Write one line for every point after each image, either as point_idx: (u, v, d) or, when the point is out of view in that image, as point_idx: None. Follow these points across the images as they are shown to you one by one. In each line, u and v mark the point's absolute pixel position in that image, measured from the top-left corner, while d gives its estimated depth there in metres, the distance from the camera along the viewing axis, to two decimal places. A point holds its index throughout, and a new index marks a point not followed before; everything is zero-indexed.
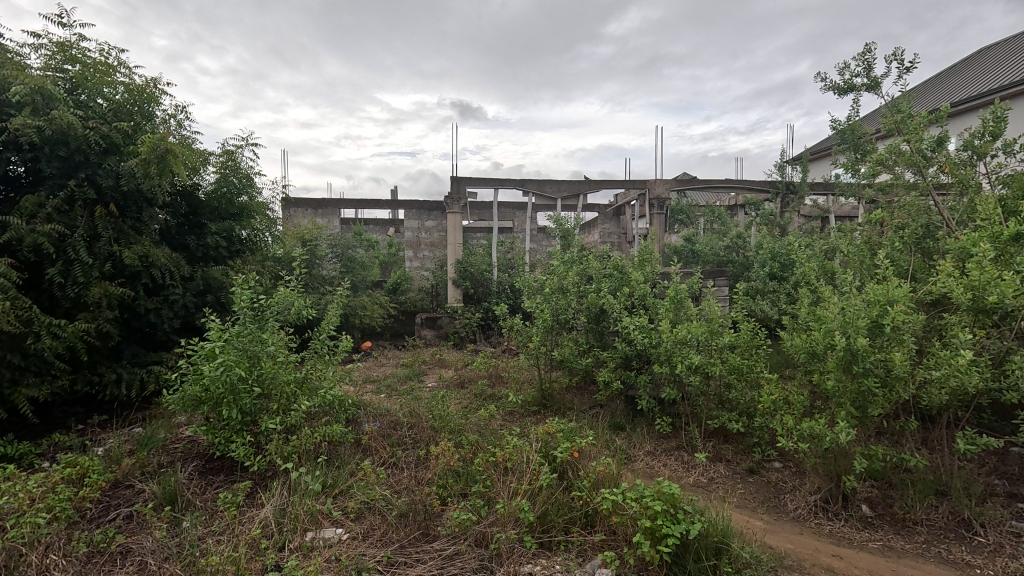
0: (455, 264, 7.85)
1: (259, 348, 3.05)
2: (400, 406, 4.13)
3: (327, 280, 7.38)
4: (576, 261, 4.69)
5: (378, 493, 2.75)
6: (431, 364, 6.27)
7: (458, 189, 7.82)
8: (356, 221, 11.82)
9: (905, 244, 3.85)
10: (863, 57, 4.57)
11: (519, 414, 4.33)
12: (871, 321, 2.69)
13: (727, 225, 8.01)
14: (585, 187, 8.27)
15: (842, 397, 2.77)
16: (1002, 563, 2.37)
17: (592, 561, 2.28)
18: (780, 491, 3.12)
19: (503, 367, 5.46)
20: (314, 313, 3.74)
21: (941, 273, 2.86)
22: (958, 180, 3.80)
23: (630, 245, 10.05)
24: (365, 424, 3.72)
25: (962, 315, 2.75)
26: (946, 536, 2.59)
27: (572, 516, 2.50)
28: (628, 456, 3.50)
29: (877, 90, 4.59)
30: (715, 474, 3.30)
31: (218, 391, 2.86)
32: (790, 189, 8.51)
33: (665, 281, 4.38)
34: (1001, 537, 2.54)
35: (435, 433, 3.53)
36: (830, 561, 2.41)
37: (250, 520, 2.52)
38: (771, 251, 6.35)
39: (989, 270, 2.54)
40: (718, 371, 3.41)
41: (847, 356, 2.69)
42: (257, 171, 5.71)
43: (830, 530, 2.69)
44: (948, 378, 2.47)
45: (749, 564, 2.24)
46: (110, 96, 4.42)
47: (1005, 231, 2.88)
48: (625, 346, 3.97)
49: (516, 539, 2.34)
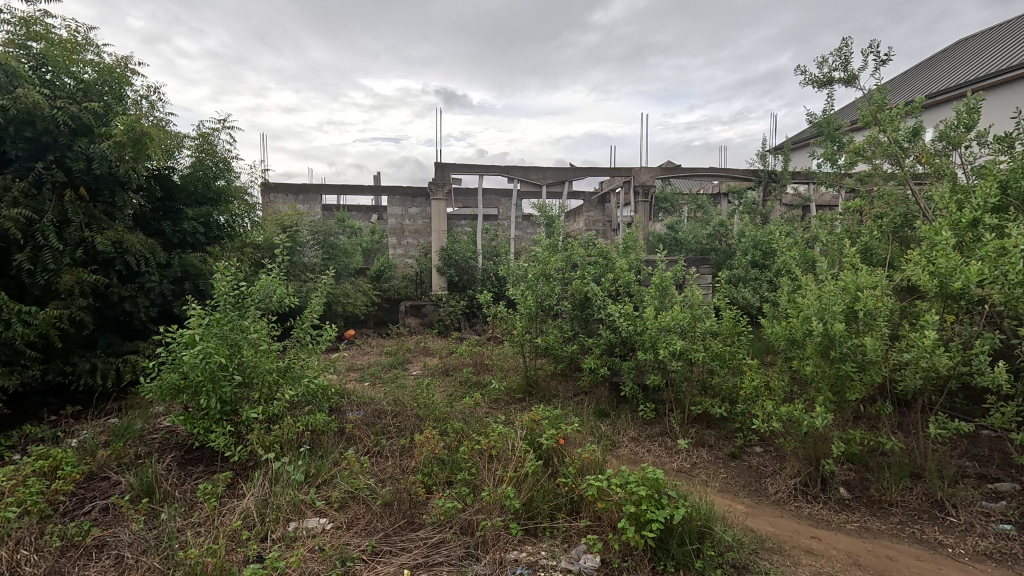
0: (440, 252, 7.73)
1: (239, 337, 2.99)
2: (385, 394, 4.09)
3: (309, 267, 7.26)
4: (561, 248, 4.69)
5: (363, 482, 2.72)
6: (415, 353, 6.23)
7: (441, 174, 7.70)
8: (339, 208, 11.66)
9: (883, 233, 3.93)
10: (841, 51, 4.58)
11: (503, 401, 4.35)
12: (846, 307, 2.76)
13: (710, 214, 8.08)
14: (570, 174, 8.24)
15: (821, 381, 2.82)
16: (972, 542, 2.44)
17: (577, 546, 2.28)
18: (761, 474, 3.17)
19: (488, 355, 5.46)
20: (295, 301, 3.66)
21: (912, 261, 2.91)
22: (934, 169, 3.87)
23: (615, 232, 10.20)
24: (349, 413, 3.69)
25: (932, 302, 2.78)
26: (920, 517, 2.66)
27: (558, 502, 2.52)
28: (613, 442, 3.53)
29: (854, 84, 4.61)
30: (697, 459, 3.35)
31: (198, 378, 2.80)
32: (772, 178, 8.55)
33: (649, 269, 4.41)
34: (972, 516, 2.61)
35: (420, 421, 3.51)
36: (809, 543, 2.46)
37: (231, 511, 2.49)
38: (753, 240, 6.43)
39: (953, 257, 2.59)
40: (702, 357, 3.43)
41: (824, 341, 2.74)
42: (235, 155, 5.55)
43: (809, 512, 2.75)
44: (919, 361, 2.52)
45: (731, 547, 2.27)
46: (79, 75, 4.25)
47: (964, 218, 2.92)
48: (609, 333, 4.01)
49: (502, 526, 2.35)
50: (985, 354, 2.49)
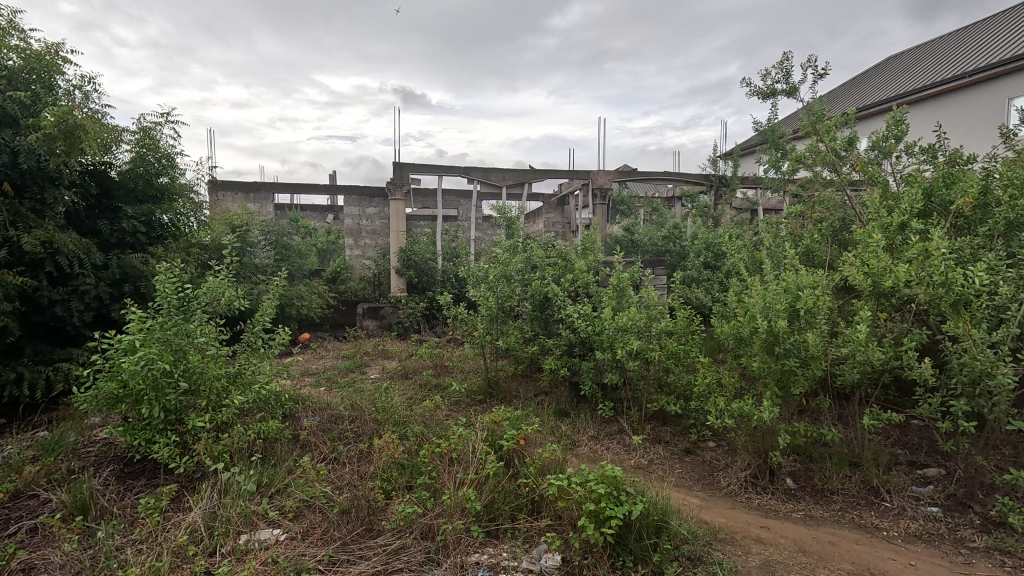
0: (398, 253, 7.62)
1: (184, 341, 2.83)
2: (342, 399, 3.99)
3: (261, 268, 7.00)
4: (521, 249, 4.71)
5: (319, 490, 2.64)
6: (373, 355, 6.11)
7: (399, 174, 7.59)
8: (292, 207, 11.29)
9: (823, 236, 4.17)
10: (782, 64, 4.82)
11: (464, 403, 4.33)
12: (789, 306, 2.91)
13: (665, 216, 8.32)
14: (529, 176, 8.29)
15: (767, 377, 2.95)
16: (904, 525, 2.62)
17: (539, 546, 2.29)
18: (714, 468, 3.29)
19: (448, 357, 5.42)
20: (245, 304, 3.52)
21: (848, 263, 3.09)
22: (868, 177, 4.13)
23: (574, 234, 10.34)
24: (304, 419, 3.57)
25: (866, 300, 2.96)
26: (858, 503, 2.83)
27: (519, 503, 2.52)
28: (573, 442, 3.57)
29: (795, 95, 4.86)
30: (654, 455, 3.44)
31: (138, 386, 2.64)
32: (722, 182, 8.90)
33: (607, 270, 4.50)
34: (904, 501, 2.80)
35: (379, 425, 3.45)
36: (759, 533, 2.57)
37: (176, 526, 2.36)
38: (705, 242, 6.67)
39: (883, 258, 2.78)
40: (657, 355, 3.53)
41: (770, 338, 2.88)
42: (179, 150, 5.28)
43: (759, 503, 2.88)
44: (855, 355, 2.69)
45: (686, 540, 2.34)
46: (2, 62, 3.95)
47: (893, 221, 3.13)
48: (569, 333, 4.06)
49: (463, 529, 2.33)
50: (914, 349, 2.67)
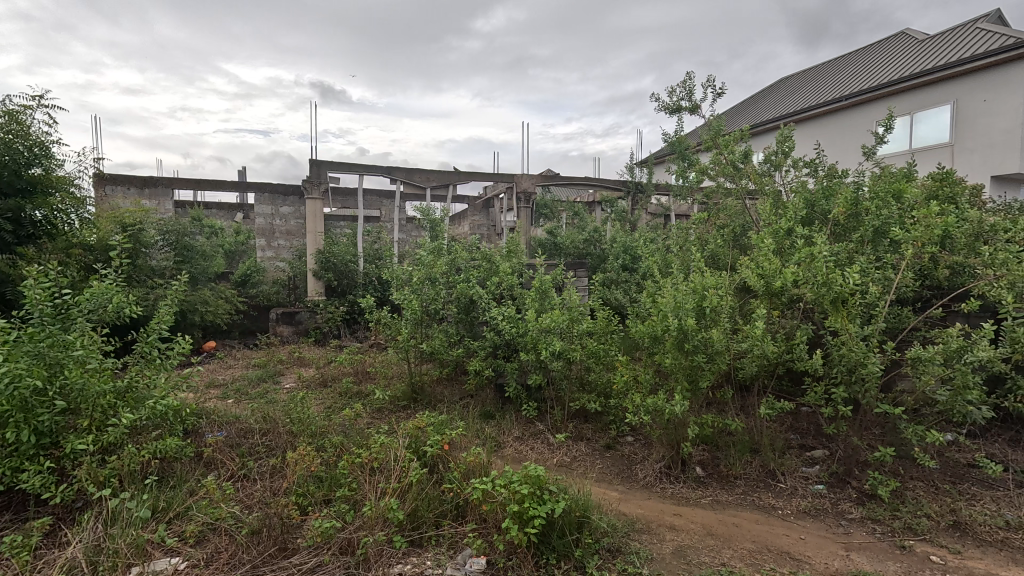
0: (316, 254, 7.27)
1: (60, 355, 2.50)
2: (252, 411, 3.72)
3: (157, 271, 6.38)
4: (445, 251, 4.67)
5: (225, 511, 2.44)
6: (289, 363, 5.78)
7: (316, 172, 7.24)
8: (195, 205, 10.42)
9: (725, 241, 4.52)
10: (685, 83, 5.17)
11: (387, 410, 4.21)
12: (696, 305, 3.12)
13: (586, 220, 8.62)
14: (453, 178, 8.25)
15: (679, 372, 3.14)
16: (796, 503, 2.89)
17: (463, 551, 2.27)
18: (632, 462, 3.44)
19: (370, 362, 5.24)
20: (138, 311, 3.18)
21: (747, 265, 3.37)
22: (762, 187, 4.53)
23: (499, 236, 10.43)
24: (208, 435, 3.29)
25: (761, 299, 3.24)
26: (758, 486, 3.08)
27: (443, 509, 2.49)
28: (498, 443, 3.59)
29: (697, 113, 5.23)
30: (576, 453, 3.54)
31: (2, 408, 2.30)
32: (638, 190, 9.38)
33: (530, 273, 4.57)
34: (795, 481, 3.09)
35: (294, 437, 3.26)
36: (672, 520, 2.72)
37: (50, 565, 2.08)
38: (623, 245, 6.99)
39: (775, 261, 3.06)
40: (579, 355, 3.64)
41: (680, 335, 3.07)
42: (55, 139, 4.69)
43: (672, 492, 3.05)
44: (754, 349, 2.93)
45: (606, 533, 2.43)
46: None
47: (783, 228, 3.46)
48: (494, 335, 4.08)
49: (384, 540, 2.26)
50: (802, 343, 2.95)
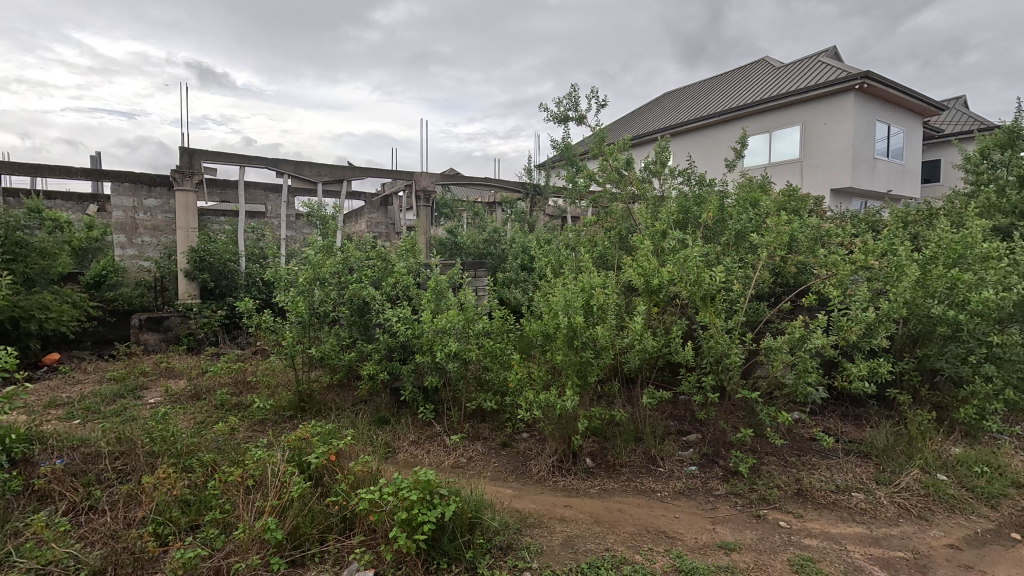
0: (188, 253, 6.54)
1: None
2: (103, 431, 3.25)
3: None
4: (336, 251, 4.43)
5: (60, 551, 2.10)
6: (153, 375, 5.13)
7: (188, 161, 6.53)
8: (32, 194, 8.90)
9: (613, 243, 4.79)
10: (572, 94, 5.40)
11: (269, 421, 3.90)
12: (584, 303, 3.27)
13: (486, 220, 8.68)
14: (347, 174, 7.87)
15: (569, 368, 3.26)
16: (673, 484, 3.14)
17: (349, 566, 2.17)
18: (526, 457, 3.51)
19: (252, 370, 4.83)
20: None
21: (630, 265, 3.60)
22: (644, 193, 4.87)
23: (397, 236, 10.14)
24: (44, 464, 2.82)
25: (643, 297, 3.47)
26: (641, 472, 3.30)
27: (328, 523, 2.35)
28: (391, 450, 3.48)
29: (583, 123, 5.49)
30: (472, 453, 3.54)
31: None
32: (537, 192, 9.64)
33: (427, 273, 4.50)
34: (673, 464, 3.35)
35: (155, 458, 2.89)
36: (562, 512, 2.82)
37: None
38: (522, 246, 7.13)
39: (653, 261, 3.29)
40: (475, 355, 3.64)
41: (570, 332, 3.19)
42: None
43: (563, 484, 3.17)
44: (636, 344, 3.13)
45: (498, 531, 2.45)
46: None
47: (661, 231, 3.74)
48: (389, 337, 3.95)
49: (259, 564, 2.10)
50: (677, 336, 3.21)
